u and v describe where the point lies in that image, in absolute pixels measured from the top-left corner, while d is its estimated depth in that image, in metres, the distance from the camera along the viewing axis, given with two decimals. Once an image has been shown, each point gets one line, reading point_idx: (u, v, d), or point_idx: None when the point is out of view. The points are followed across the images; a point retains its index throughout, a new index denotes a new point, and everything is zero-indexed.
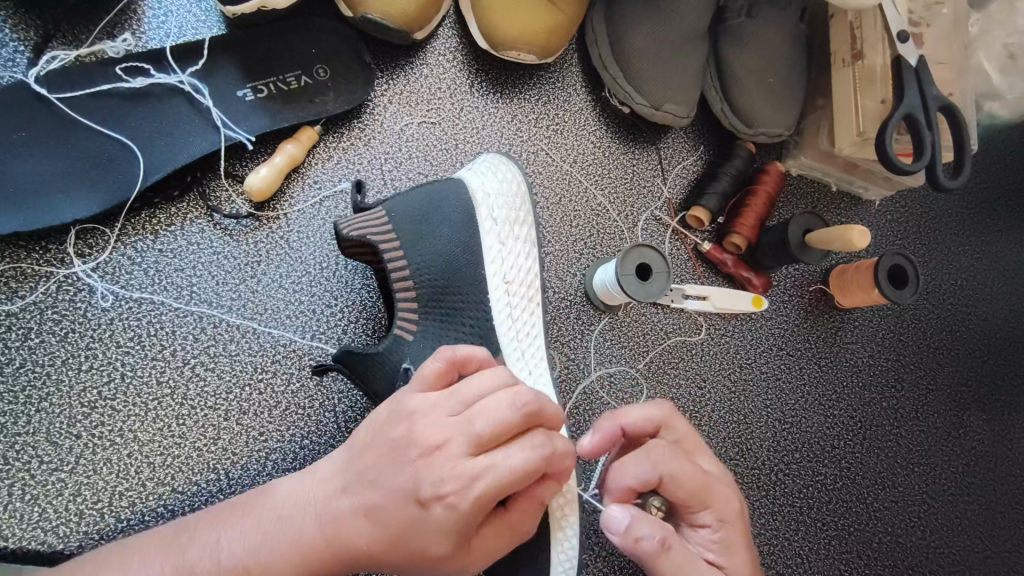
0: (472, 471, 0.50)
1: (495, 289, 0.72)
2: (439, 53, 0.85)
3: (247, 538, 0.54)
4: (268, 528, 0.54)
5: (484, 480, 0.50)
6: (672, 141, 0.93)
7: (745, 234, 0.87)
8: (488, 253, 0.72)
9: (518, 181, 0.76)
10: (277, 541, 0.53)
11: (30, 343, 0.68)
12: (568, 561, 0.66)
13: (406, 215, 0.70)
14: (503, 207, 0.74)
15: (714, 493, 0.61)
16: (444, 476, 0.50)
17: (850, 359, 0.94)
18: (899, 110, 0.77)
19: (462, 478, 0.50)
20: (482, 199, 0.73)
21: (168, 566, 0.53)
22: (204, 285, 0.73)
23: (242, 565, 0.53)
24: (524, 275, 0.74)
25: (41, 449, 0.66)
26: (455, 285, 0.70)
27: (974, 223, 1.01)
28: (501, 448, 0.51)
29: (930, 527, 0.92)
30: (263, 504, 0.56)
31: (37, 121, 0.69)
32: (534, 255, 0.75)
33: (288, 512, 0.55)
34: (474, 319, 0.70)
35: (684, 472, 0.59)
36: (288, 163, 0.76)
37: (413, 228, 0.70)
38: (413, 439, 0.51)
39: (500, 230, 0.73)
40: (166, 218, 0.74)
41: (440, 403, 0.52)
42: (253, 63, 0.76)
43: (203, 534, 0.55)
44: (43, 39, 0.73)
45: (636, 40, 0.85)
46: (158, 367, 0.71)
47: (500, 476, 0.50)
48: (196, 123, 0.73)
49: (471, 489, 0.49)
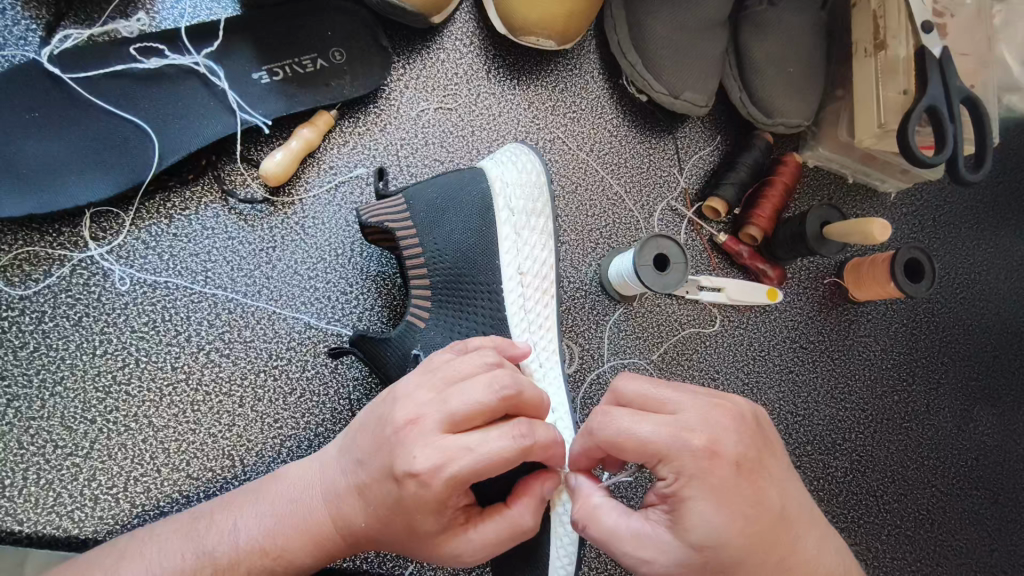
0: (445, 449, 0.49)
1: (508, 279, 0.70)
2: (456, 38, 0.84)
3: (261, 518, 0.55)
4: (280, 508, 0.55)
5: (457, 461, 0.48)
6: (689, 131, 0.92)
7: (762, 225, 0.86)
8: (503, 243, 0.71)
9: (539, 169, 0.74)
10: (287, 524, 0.54)
11: (43, 327, 0.68)
12: (570, 549, 0.64)
13: (424, 203, 0.70)
14: (521, 198, 0.72)
15: (679, 453, 0.50)
16: (417, 452, 0.49)
17: (863, 351, 0.94)
18: (922, 102, 0.76)
19: (435, 455, 0.49)
20: (500, 189, 0.72)
21: (190, 553, 0.53)
22: (218, 271, 0.73)
23: (260, 546, 0.53)
24: (537, 268, 0.72)
25: (55, 434, 0.66)
26: (465, 273, 0.70)
27: (989, 216, 1.00)
28: (480, 431, 0.50)
29: (938, 520, 0.92)
30: (277, 487, 0.57)
31: (51, 101, 0.67)
32: (550, 247, 0.73)
33: (297, 493, 0.55)
34: (498, 307, 0.70)
35: (618, 431, 0.51)
36: (303, 148, 0.75)
37: (429, 220, 0.70)
38: (393, 419, 0.51)
39: (516, 220, 0.72)
40: (180, 202, 0.73)
41: (425, 381, 0.53)
42: (268, 44, 0.74)
43: (222, 518, 0.55)
44: (55, 17, 0.72)
45: (656, 28, 0.84)
46: (173, 352, 0.70)
47: (474, 457, 0.48)
48: (211, 105, 0.72)
49: (444, 467, 0.48)
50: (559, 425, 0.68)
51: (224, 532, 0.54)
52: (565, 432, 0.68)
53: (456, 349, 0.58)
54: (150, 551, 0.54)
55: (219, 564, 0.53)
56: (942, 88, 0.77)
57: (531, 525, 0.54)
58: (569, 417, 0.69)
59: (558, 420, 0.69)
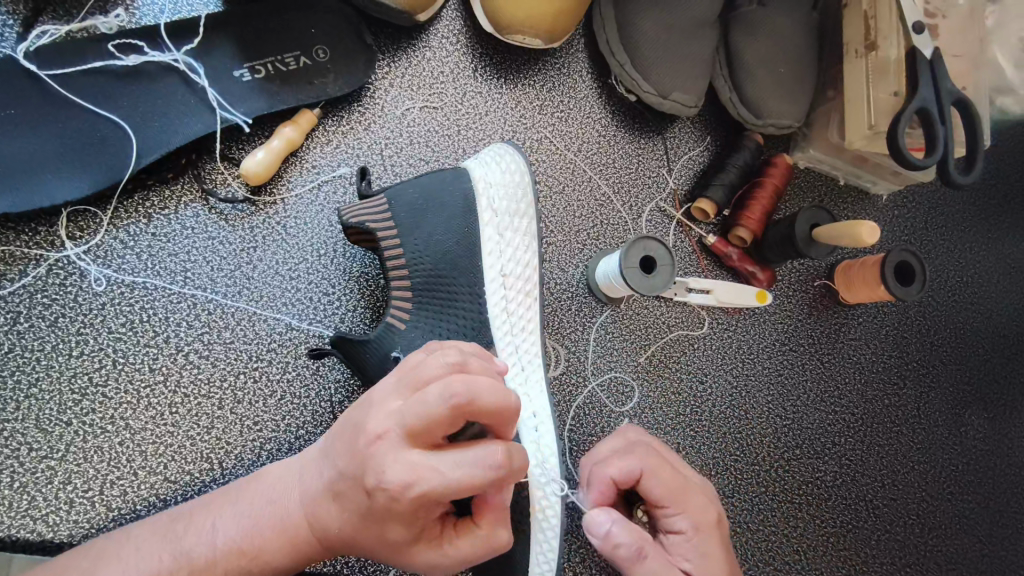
0: (415, 466, 0.47)
1: (491, 281, 0.69)
2: (442, 36, 0.83)
3: (238, 520, 0.54)
4: (257, 510, 0.54)
5: (427, 480, 0.47)
6: (679, 131, 0.91)
7: (752, 227, 0.86)
8: (486, 244, 0.70)
9: (522, 170, 0.74)
10: (264, 525, 0.53)
11: (19, 328, 0.67)
12: (550, 557, 0.64)
13: (405, 204, 0.69)
14: (504, 199, 0.71)
15: (679, 504, 0.63)
16: (387, 467, 0.47)
17: (853, 354, 0.93)
18: (911, 104, 0.75)
19: (406, 472, 0.47)
20: (483, 189, 0.71)
21: (168, 555, 0.52)
22: (198, 271, 0.72)
23: (236, 547, 0.53)
24: (520, 269, 0.71)
25: (29, 436, 0.65)
26: (445, 274, 0.69)
27: (982, 220, 0.99)
28: (452, 452, 0.48)
29: (928, 524, 0.91)
30: (255, 488, 0.56)
31: (26, 98, 0.66)
32: (533, 249, 0.73)
33: (276, 495, 0.55)
34: (483, 310, 0.69)
35: (655, 481, 0.64)
36: (285, 147, 0.74)
37: (410, 221, 0.68)
38: (365, 429, 0.49)
39: (499, 221, 0.71)
40: (160, 201, 0.72)
41: (398, 391, 0.51)
42: (250, 42, 0.73)
43: (199, 519, 0.55)
44: (32, 13, 0.71)
45: (644, 27, 0.83)
46: (151, 354, 0.69)
47: (443, 480, 0.47)
48: (191, 103, 0.71)
49: (413, 486, 0.47)
50: (540, 429, 0.67)
51: (201, 534, 0.53)
52: (547, 436, 0.67)
53: (429, 349, 0.55)
54: (125, 553, 0.53)
55: (194, 565, 0.52)
56: (932, 90, 0.77)
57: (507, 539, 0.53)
58: (551, 420, 0.68)
59: (541, 423, 0.67)
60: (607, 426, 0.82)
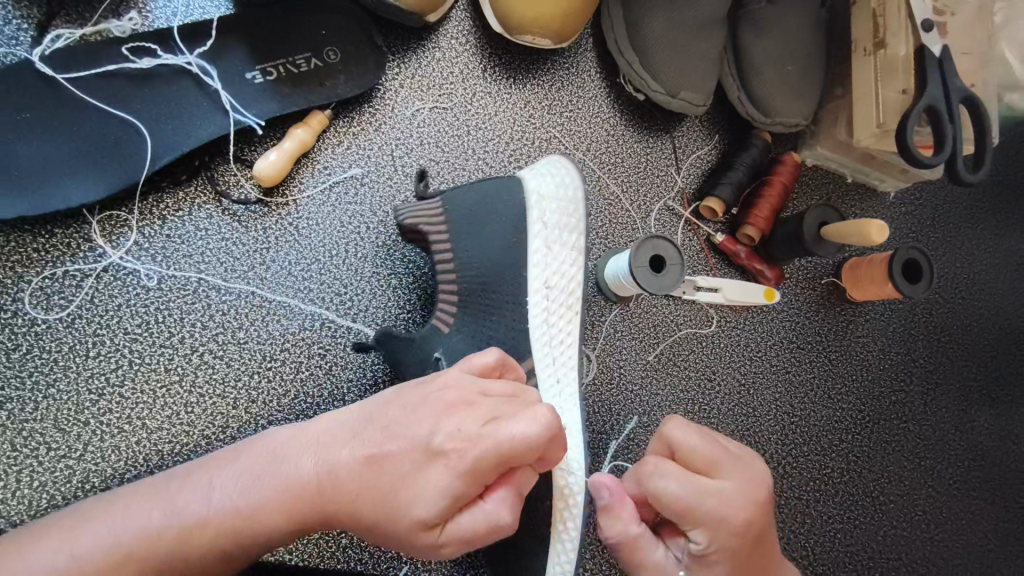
0: (476, 432, 0.50)
1: (534, 291, 0.70)
2: (452, 37, 0.83)
3: (238, 480, 0.52)
4: (260, 472, 0.52)
5: (484, 442, 0.49)
6: (687, 130, 0.91)
7: (760, 225, 0.86)
8: (534, 255, 0.71)
9: (576, 186, 0.74)
10: (267, 489, 0.51)
11: (36, 329, 0.68)
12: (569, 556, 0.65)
13: (462, 208, 0.70)
14: (556, 212, 0.72)
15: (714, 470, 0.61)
16: (451, 429, 0.51)
17: (861, 350, 0.94)
18: (921, 103, 0.75)
19: (469, 437, 0.50)
20: (537, 203, 0.71)
21: (159, 512, 0.50)
22: (212, 272, 0.72)
23: (234, 508, 0.51)
24: (564, 281, 0.72)
25: (49, 435, 0.66)
26: (493, 282, 0.69)
27: (988, 216, 1.00)
28: (508, 419, 0.50)
29: (934, 520, 0.92)
30: (258, 450, 0.55)
31: (41, 102, 0.67)
32: (579, 264, 0.73)
33: (288, 453, 0.53)
34: (506, 316, 0.70)
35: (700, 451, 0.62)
36: (297, 149, 0.74)
37: (464, 226, 0.69)
38: (440, 395, 0.53)
39: (548, 233, 0.71)
40: (173, 203, 0.73)
41: (466, 379, 0.54)
42: (261, 43, 0.74)
43: (193, 480, 0.52)
44: (46, 17, 0.71)
45: (653, 26, 0.83)
46: (166, 354, 0.70)
47: (499, 442, 0.49)
48: (203, 106, 0.71)
49: (473, 446, 0.49)
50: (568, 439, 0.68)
51: (199, 490, 0.51)
52: (574, 448, 0.68)
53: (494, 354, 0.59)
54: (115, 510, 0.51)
55: (186, 527, 0.49)
56: (941, 88, 0.77)
57: (509, 522, 0.51)
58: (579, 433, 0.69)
59: (570, 437, 0.68)
60: (616, 424, 0.82)
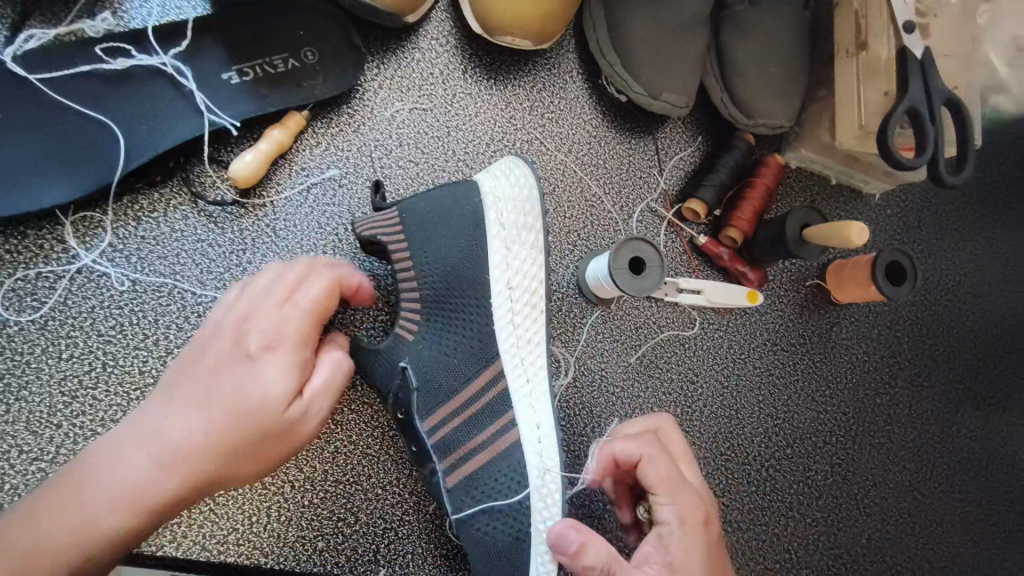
0: (276, 313, 0.58)
1: (498, 294, 0.70)
2: (432, 37, 0.83)
3: (111, 467, 0.53)
4: (127, 450, 0.54)
5: (289, 316, 0.58)
6: (670, 131, 0.91)
7: (742, 227, 0.85)
8: (494, 258, 0.70)
9: (531, 184, 0.73)
10: (140, 461, 0.53)
11: (8, 331, 0.67)
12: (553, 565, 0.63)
13: (416, 216, 0.69)
14: (512, 212, 0.71)
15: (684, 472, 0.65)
16: (264, 317, 0.58)
17: (845, 352, 0.93)
18: (902, 104, 0.75)
19: (275, 316, 0.58)
20: (492, 204, 0.71)
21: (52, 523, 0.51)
22: (188, 273, 0.72)
23: (119, 489, 0.52)
24: (527, 282, 0.71)
25: (21, 438, 0.66)
26: (457, 286, 0.70)
27: (975, 218, 0.99)
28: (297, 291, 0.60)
29: (919, 525, 0.92)
30: (114, 433, 0.56)
31: (14, 102, 0.67)
32: (541, 263, 0.72)
33: (147, 430, 0.55)
34: (482, 319, 0.69)
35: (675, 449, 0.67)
36: (274, 150, 0.74)
37: (420, 234, 0.69)
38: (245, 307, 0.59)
39: (507, 234, 0.71)
40: (149, 205, 0.72)
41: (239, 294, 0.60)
42: (237, 44, 0.73)
43: (73, 487, 0.52)
44: (21, 17, 0.71)
45: (634, 27, 0.83)
46: (140, 356, 0.70)
47: (295, 315, 0.58)
48: (179, 107, 0.71)
49: (275, 324, 0.58)
50: (544, 441, 0.67)
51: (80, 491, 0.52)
52: (551, 449, 0.67)
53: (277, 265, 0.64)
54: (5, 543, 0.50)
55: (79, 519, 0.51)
56: (922, 89, 0.76)
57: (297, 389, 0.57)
58: (553, 432, 0.68)
59: (545, 436, 0.67)
60: (597, 426, 0.82)
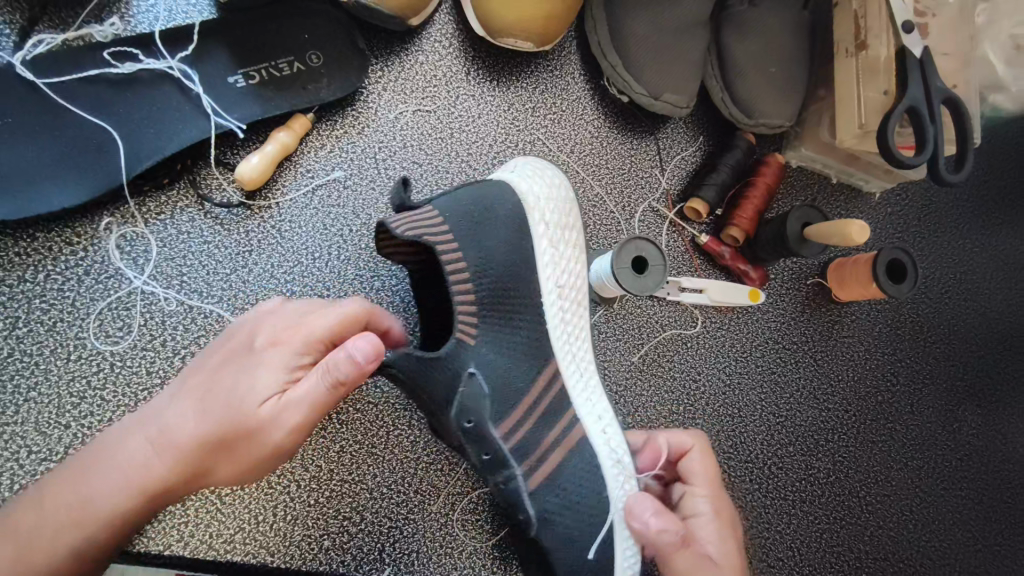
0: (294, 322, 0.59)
1: (547, 293, 0.70)
2: (435, 40, 0.84)
3: (122, 445, 0.56)
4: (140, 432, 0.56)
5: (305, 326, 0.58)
6: (671, 131, 0.91)
7: (744, 226, 0.86)
8: (541, 257, 0.70)
9: (565, 184, 0.74)
10: (146, 444, 0.55)
11: (18, 333, 0.68)
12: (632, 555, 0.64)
13: (459, 215, 0.65)
14: (553, 210, 0.71)
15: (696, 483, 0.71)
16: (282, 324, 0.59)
17: (847, 350, 0.94)
18: (901, 103, 0.76)
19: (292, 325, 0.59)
20: (532, 202, 0.70)
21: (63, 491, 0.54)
22: (194, 275, 0.73)
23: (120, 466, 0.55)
24: (574, 280, 0.72)
25: (30, 438, 0.66)
26: (509, 286, 0.68)
27: (975, 216, 1.00)
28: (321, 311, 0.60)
29: (921, 521, 0.92)
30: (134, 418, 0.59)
31: (23, 107, 0.67)
32: (582, 261, 0.74)
33: (154, 414, 0.57)
34: None
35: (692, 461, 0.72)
36: (279, 152, 0.75)
37: (469, 232, 0.65)
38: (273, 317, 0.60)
39: (552, 233, 0.71)
40: (156, 207, 0.73)
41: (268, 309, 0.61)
42: (243, 47, 0.74)
43: (90, 460, 0.56)
44: (29, 22, 0.72)
45: (635, 28, 0.83)
46: (148, 356, 0.70)
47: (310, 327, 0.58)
48: (185, 110, 0.72)
49: (287, 331, 0.58)
50: (609, 431, 0.69)
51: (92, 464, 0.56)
52: (618, 439, 0.69)
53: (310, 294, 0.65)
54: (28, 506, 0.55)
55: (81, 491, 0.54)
56: (921, 88, 0.77)
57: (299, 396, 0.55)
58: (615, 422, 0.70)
59: (610, 429, 0.69)
60: None
